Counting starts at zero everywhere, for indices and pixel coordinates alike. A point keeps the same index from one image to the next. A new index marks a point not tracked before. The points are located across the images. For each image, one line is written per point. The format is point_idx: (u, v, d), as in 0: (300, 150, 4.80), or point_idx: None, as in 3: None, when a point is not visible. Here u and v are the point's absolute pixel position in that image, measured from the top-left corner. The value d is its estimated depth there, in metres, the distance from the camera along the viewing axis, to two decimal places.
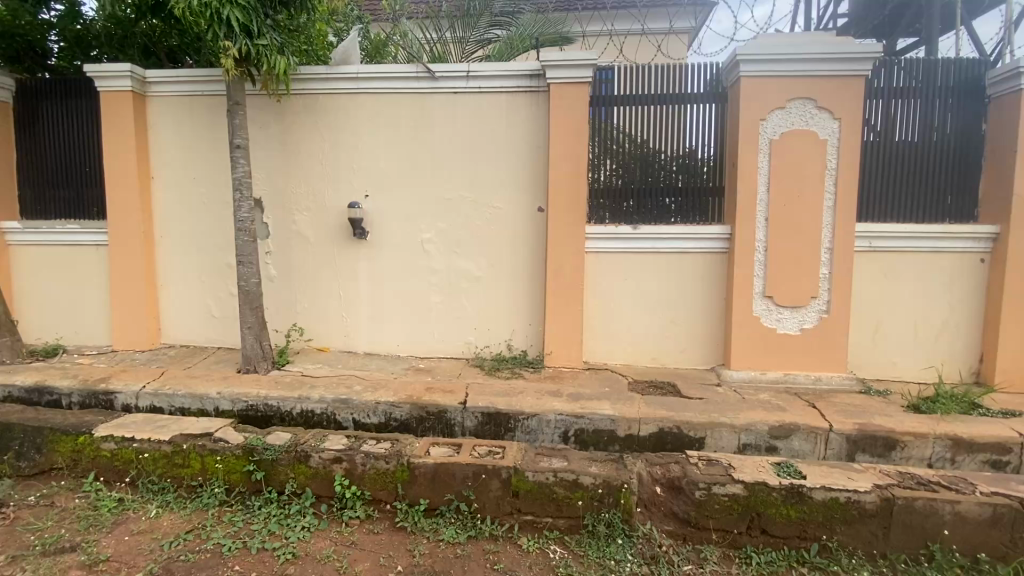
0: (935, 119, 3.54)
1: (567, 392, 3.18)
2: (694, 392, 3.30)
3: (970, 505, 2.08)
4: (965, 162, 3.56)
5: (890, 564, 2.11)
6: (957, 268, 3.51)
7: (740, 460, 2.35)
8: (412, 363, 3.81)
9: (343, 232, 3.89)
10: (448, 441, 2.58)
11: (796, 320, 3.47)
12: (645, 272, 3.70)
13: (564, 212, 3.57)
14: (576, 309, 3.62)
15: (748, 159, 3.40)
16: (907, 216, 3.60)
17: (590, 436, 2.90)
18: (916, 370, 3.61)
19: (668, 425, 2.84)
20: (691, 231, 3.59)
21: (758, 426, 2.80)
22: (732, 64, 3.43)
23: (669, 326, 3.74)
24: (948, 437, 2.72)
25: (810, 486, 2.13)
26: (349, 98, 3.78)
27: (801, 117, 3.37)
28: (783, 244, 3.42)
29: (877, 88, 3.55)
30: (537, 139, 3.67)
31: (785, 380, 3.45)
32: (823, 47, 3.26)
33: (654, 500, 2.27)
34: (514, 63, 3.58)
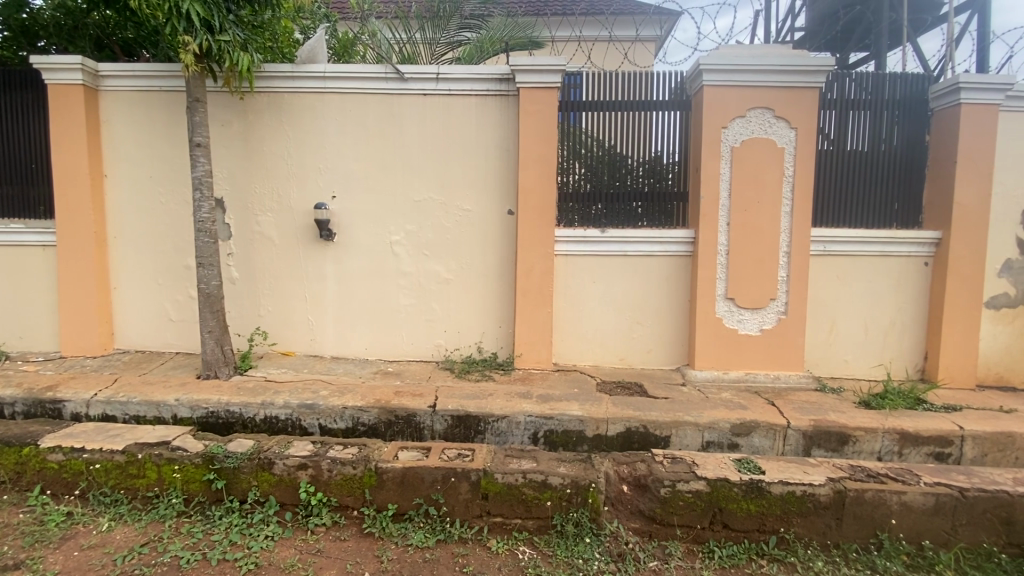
0: (883, 130, 3.74)
1: (537, 394, 3.21)
2: (660, 391, 3.37)
3: (915, 495, 2.20)
4: (910, 170, 3.77)
5: (843, 554, 2.21)
6: (904, 271, 3.71)
7: (703, 457, 2.42)
8: (381, 366, 3.76)
9: (309, 233, 3.81)
10: (416, 445, 2.57)
11: (756, 321, 3.60)
12: (612, 275, 3.77)
13: (533, 215, 3.60)
14: (546, 311, 3.66)
15: (710, 165, 3.51)
16: (859, 221, 3.79)
17: (559, 437, 2.93)
18: (867, 368, 3.79)
19: (635, 425, 2.90)
20: (657, 235, 3.67)
21: (720, 424, 2.90)
22: (695, 73, 3.53)
23: (636, 327, 3.82)
24: (896, 431, 2.88)
25: (768, 481, 2.22)
26: (315, 98, 3.71)
27: (760, 125, 3.50)
28: (744, 248, 3.55)
29: (831, 99, 3.73)
30: (506, 143, 3.69)
31: (746, 379, 3.57)
32: (780, 59, 3.40)
33: (621, 498, 2.31)
34: (483, 67, 3.59)
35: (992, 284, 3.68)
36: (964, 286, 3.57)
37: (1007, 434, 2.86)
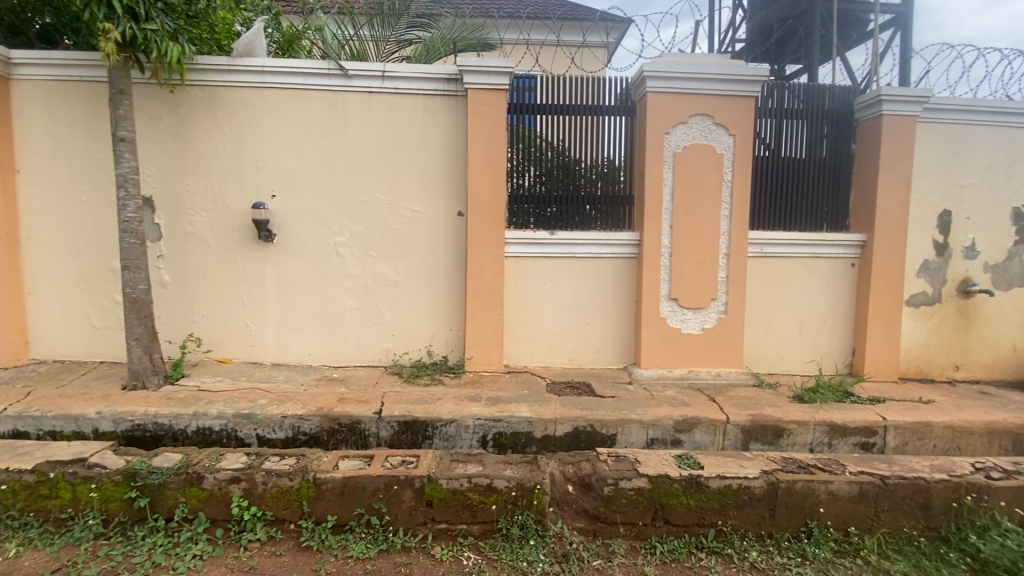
0: (814, 139, 3.95)
1: (486, 397, 3.18)
2: (607, 390, 3.42)
3: (842, 484, 2.32)
4: (839, 177, 4.00)
5: (777, 543, 2.30)
6: (834, 272, 3.92)
7: (645, 455, 2.47)
8: (325, 372, 3.63)
9: (248, 235, 3.64)
10: (359, 453, 2.49)
11: (699, 320, 3.72)
12: (561, 276, 3.80)
13: (482, 216, 3.57)
14: (496, 313, 3.64)
15: (654, 170, 3.60)
16: (793, 224, 3.98)
17: (507, 439, 2.92)
18: (801, 364, 3.99)
19: (582, 424, 2.92)
20: (604, 238, 3.73)
21: (663, 421, 2.97)
22: (639, 79, 3.61)
23: (585, 328, 3.86)
24: (826, 423, 3.03)
25: (706, 476, 2.28)
26: (253, 93, 3.56)
27: (701, 131, 3.62)
28: (686, 250, 3.66)
29: (767, 108, 3.90)
30: (455, 143, 3.66)
31: (690, 377, 3.68)
32: (719, 69, 3.54)
33: (566, 498, 2.32)
34: (431, 66, 3.54)
35: (912, 283, 3.95)
36: (886, 285, 3.81)
37: (924, 423, 3.07)
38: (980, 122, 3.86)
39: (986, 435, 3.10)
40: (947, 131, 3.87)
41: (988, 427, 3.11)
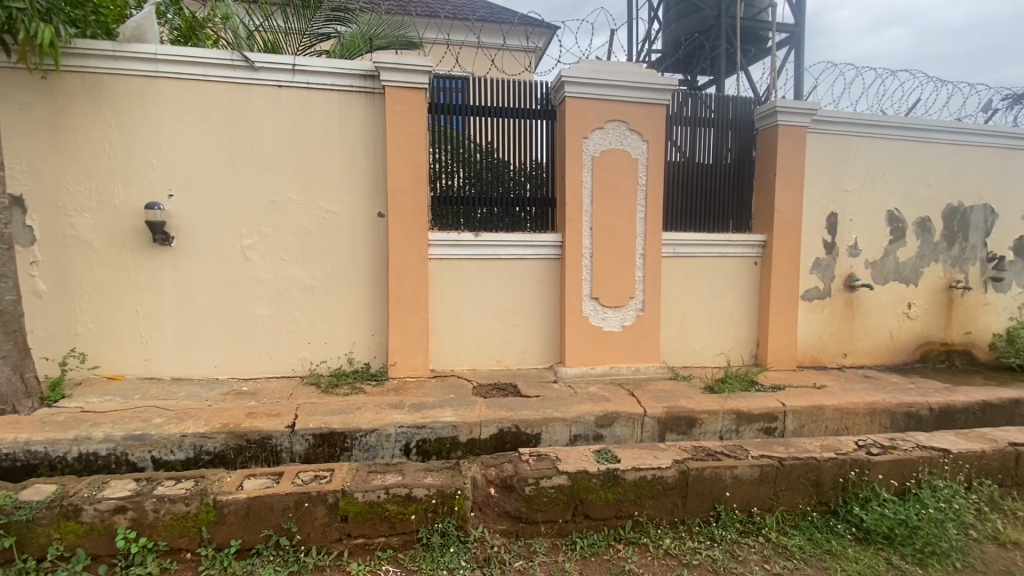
0: (720, 146, 4.22)
1: (409, 403, 3.10)
2: (532, 390, 3.44)
3: (745, 468, 2.48)
4: (742, 181, 4.30)
5: (689, 528, 2.41)
6: (740, 270, 4.21)
7: (566, 452, 2.50)
8: (234, 386, 3.38)
9: (141, 238, 3.32)
10: (267, 471, 2.33)
11: (619, 318, 3.86)
12: (486, 278, 3.79)
13: (403, 218, 3.48)
14: (420, 317, 3.56)
15: (574, 173, 3.69)
16: (703, 226, 4.23)
17: (431, 446, 2.86)
18: (713, 356, 4.24)
19: (507, 425, 2.92)
20: (527, 239, 3.77)
21: (585, 417, 3.03)
22: (558, 84, 3.68)
23: (511, 329, 3.87)
24: (733, 411, 3.24)
25: (623, 469, 2.35)
26: (145, 83, 3.25)
27: (617, 137, 3.76)
28: (606, 251, 3.78)
29: (678, 116, 4.11)
30: (373, 143, 3.54)
31: (611, 373, 3.80)
32: (633, 77, 3.69)
33: (487, 501, 2.31)
34: (345, 62, 3.41)
35: (806, 279, 4.32)
36: (784, 281, 4.14)
37: (817, 407, 3.37)
38: (859, 134, 4.30)
39: (869, 415, 3.45)
40: (832, 141, 4.27)
41: (870, 407, 3.46)
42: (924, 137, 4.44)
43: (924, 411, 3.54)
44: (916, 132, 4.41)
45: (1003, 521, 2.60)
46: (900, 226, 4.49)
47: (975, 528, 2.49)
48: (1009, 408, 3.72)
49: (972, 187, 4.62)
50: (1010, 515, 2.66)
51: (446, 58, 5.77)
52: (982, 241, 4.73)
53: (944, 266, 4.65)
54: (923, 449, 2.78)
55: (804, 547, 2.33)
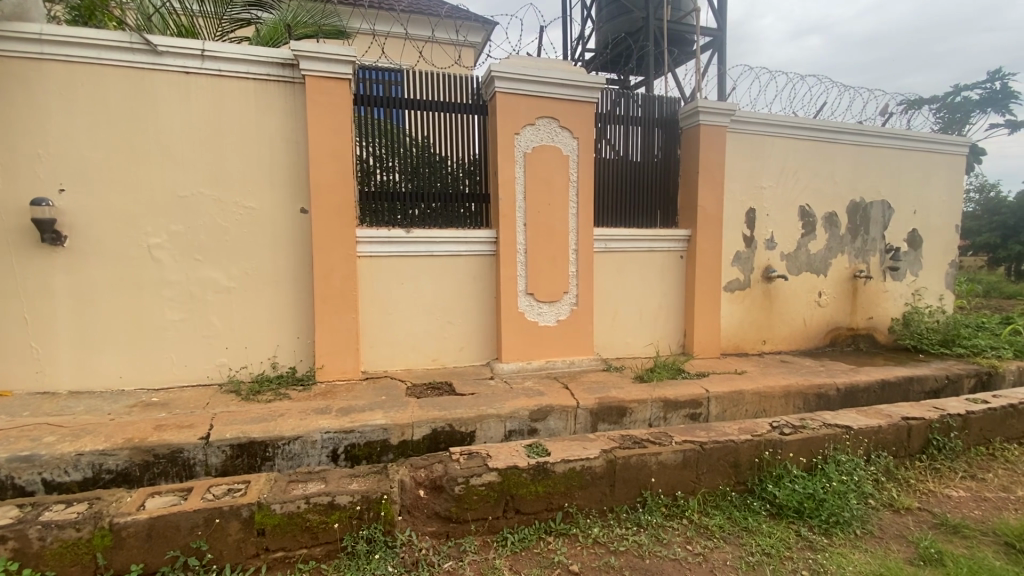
0: (648, 144, 4.35)
1: (337, 407, 2.98)
2: (467, 388, 3.41)
3: (669, 454, 2.58)
4: (668, 178, 4.45)
5: (617, 516, 2.47)
6: (667, 264, 4.39)
7: (497, 448, 2.50)
8: (142, 397, 3.11)
9: (27, 237, 2.99)
10: (174, 487, 2.17)
11: (553, 313, 3.90)
12: (420, 276, 3.71)
13: (328, 215, 3.34)
14: (349, 317, 3.43)
15: (506, 168, 3.67)
16: (633, 221, 4.35)
17: (361, 450, 2.76)
18: (644, 347, 4.39)
19: (441, 425, 2.87)
20: (461, 236, 3.72)
21: (520, 412, 3.04)
22: (488, 79, 3.65)
23: (446, 327, 3.82)
24: (661, 399, 3.37)
25: (552, 462, 2.38)
26: (27, 64, 2.92)
27: (548, 134, 3.78)
28: (539, 246, 3.80)
29: (607, 114, 4.20)
30: (294, 135, 3.37)
31: (547, 367, 3.84)
32: (561, 74, 3.72)
33: (416, 504, 2.25)
34: (260, 49, 3.21)
35: (728, 272, 4.55)
36: (708, 273, 4.35)
37: (738, 392, 3.56)
38: (774, 134, 4.57)
39: (784, 397, 3.69)
40: (750, 141, 4.51)
41: (785, 390, 3.69)
42: (830, 138, 4.79)
43: (832, 391, 3.82)
44: (823, 133, 4.74)
45: (896, 489, 2.86)
46: (811, 220, 4.83)
47: (873, 497, 2.72)
48: (904, 385, 4.10)
49: (872, 184, 5.04)
50: (903, 483, 2.94)
51: (372, 50, 5.58)
52: (881, 234, 5.18)
53: (849, 257, 5.05)
54: (829, 427, 3.00)
55: (723, 526, 2.45)
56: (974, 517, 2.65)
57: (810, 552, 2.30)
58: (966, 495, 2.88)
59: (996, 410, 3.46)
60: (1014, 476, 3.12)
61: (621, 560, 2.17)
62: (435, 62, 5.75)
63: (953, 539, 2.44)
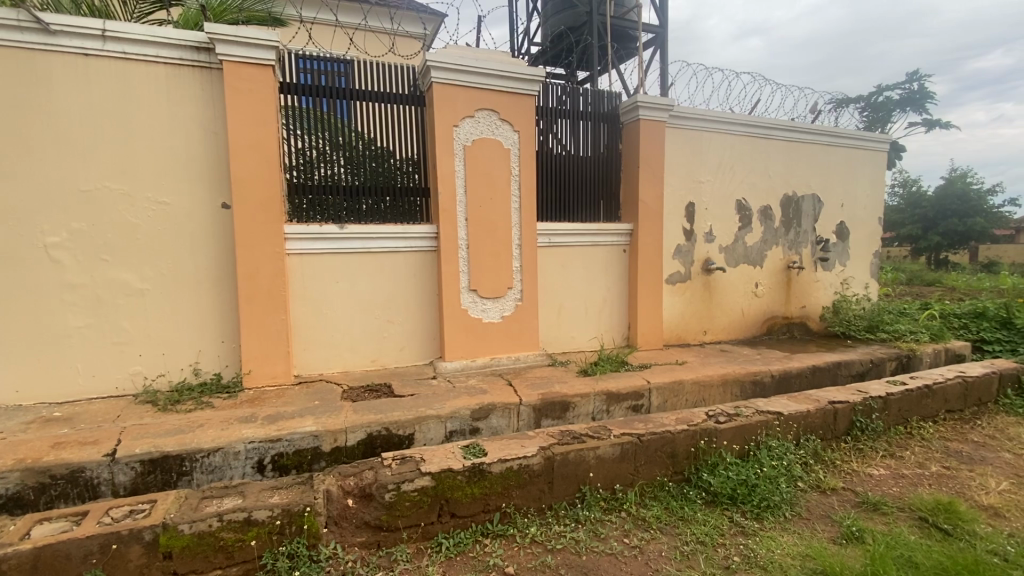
0: (591, 138, 4.35)
1: (264, 415, 2.80)
2: (407, 389, 3.29)
3: (607, 448, 2.58)
4: (611, 172, 4.47)
5: (556, 513, 2.45)
6: (610, 257, 4.42)
7: (432, 451, 2.41)
8: (43, 413, 2.83)
9: None
10: (70, 511, 1.97)
11: (498, 309, 3.84)
12: (356, 274, 3.56)
13: (253, 210, 3.14)
14: (279, 319, 3.25)
15: (446, 161, 3.57)
16: (577, 215, 4.35)
17: (290, 459, 2.61)
18: (589, 341, 4.42)
19: (377, 429, 2.75)
20: (400, 231, 3.59)
21: (461, 412, 2.97)
22: (424, 69, 3.52)
23: (387, 326, 3.68)
24: (604, 393, 3.39)
25: (488, 462, 2.32)
26: None
27: (487, 126, 3.71)
28: (481, 241, 3.73)
29: (549, 107, 4.16)
30: (213, 125, 3.15)
31: (492, 364, 3.77)
32: (500, 66, 3.65)
33: (344, 514, 2.13)
34: (172, 31, 2.97)
35: (670, 265, 4.64)
36: (650, 266, 4.42)
37: (678, 382, 3.63)
38: (711, 129, 4.68)
39: (721, 386, 3.79)
40: (689, 136, 4.60)
41: (722, 379, 3.80)
42: (764, 134, 4.95)
43: (766, 378, 3.96)
44: (757, 130, 4.90)
45: (823, 470, 2.98)
46: (747, 213, 4.99)
47: (802, 479, 2.83)
48: (833, 370, 4.30)
49: (803, 179, 5.26)
50: (829, 464, 3.07)
51: (298, 36, 5.30)
52: (812, 226, 5.42)
53: (783, 248, 5.25)
54: (762, 414, 3.09)
55: (660, 516, 2.47)
56: (893, 494, 2.80)
57: (742, 537, 2.35)
58: (886, 473, 3.03)
59: (914, 391, 3.68)
60: (929, 452, 3.33)
61: (558, 559, 2.14)
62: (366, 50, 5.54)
63: (873, 516, 2.56)
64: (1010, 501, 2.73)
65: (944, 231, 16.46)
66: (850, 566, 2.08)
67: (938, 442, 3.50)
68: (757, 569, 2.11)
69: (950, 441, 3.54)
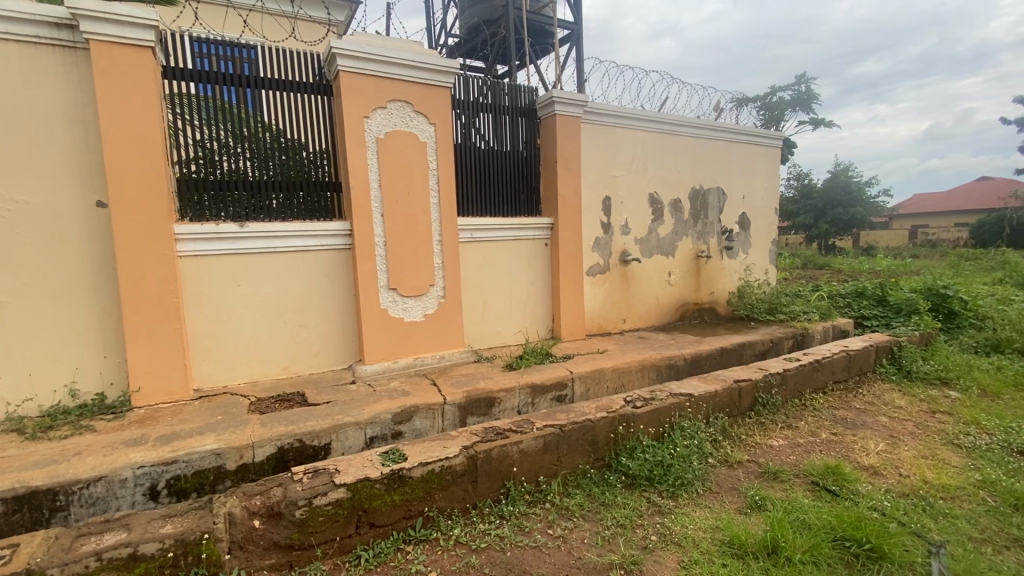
0: (510, 131, 4.34)
1: (157, 435, 2.54)
2: (322, 396, 3.11)
3: (529, 442, 2.60)
4: (530, 166, 4.49)
5: (480, 511, 2.43)
6: (532, 251, 4.46)
7: (348, 460, 2.30)
8: None
9: None
10: None
11: (419, 307, 3.73)
12: (262, 276, 3.32)
13: (133, 207, 2.81)
14: (172, 328, 2.96)
15: (357, 154, 3.40)
16: (498, 210, 4.33)
17: (189, 482, 2.38)
18: (514, 335, 4.44)
19: (288, 441, 2.58)
20: (309, 229, 3.38)
21: (381, 416, 2.86)
22: (329, 56, 3.31)
23: (298, 331, 3.47)
24: (528, 386, 3.42)
25: (408, 467, 2.25)
26: None
27: (401, 118, 3.58)
28: (399, 238, 3.60)
29: (466, 100, 4.09)
30: (83, 114, 2.80)
31: (415, 365, 3.68)
32: (411, 56, 3.53)
33: (251, 537, 1.98)
34: (23, 4, 2.58)
35: (590, 257, 4.76)
36: (570, 259, 4.53)
37: (599, 370, 3.74)
38: (625, 125, 4.84)
39: (639, 371, 3.96)
40: (604, 131, 4.73)
41: (640, 364, 3.96)
42: (673, 131, 5.21)
43: (680, 361, 4.19)
44: (667, 125, 5.14)
45: (730, 445, 3.20)
46: (659, 206, 5.23)
47: (712, 455, 3.01)
48: (739, 350, 4.64)
49: (709, 173, 5.60)
50: (735, 439, 3.30)
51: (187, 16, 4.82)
52: (717, 218, 5.79)
53: (693, 238, 5.57)
54: (675, 396, 3.25)
55: (583, 504, 2.53)
56: (790, 462, 3.06)
57: (659, 516, 2.46)
58: (785, 443, 3.31)
59: (806, 366, 4.05)
60: (819, 421, 3.68)
61: (482, 558, 2.11)
62: (266, 35, 5.17)
63: (773, 484, 2.78)
64: (885, 460, 3.08)
65: (831, 219, 18.35)
66: (753, 534, 2.23)
67: (827, 411, 3.88)
68: (672, 546, 2.21)
69: (838, 409, 3.93)
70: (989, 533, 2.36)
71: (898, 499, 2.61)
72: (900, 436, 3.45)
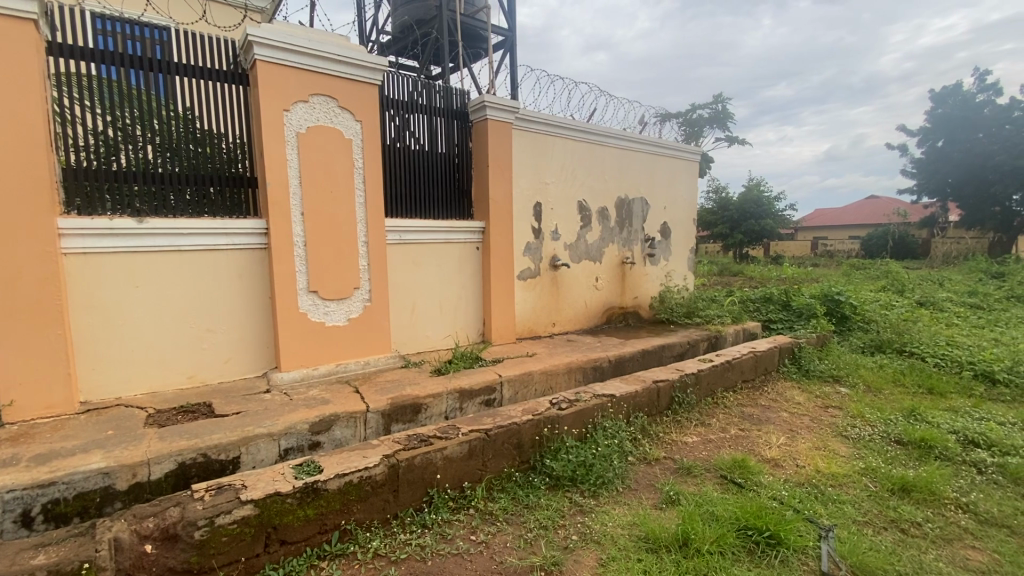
0: (440, 133, 4.29)
1: (31, 455, 2.25)
2: (232, 406, 2.91)
3: (453, 447, 2.57)
4: (461, 169, 4.47)
5: (401, 521, 2.38)
6: (462, 255, 4.44)
7: (258, 474, 2.16)
8: None
9: None
10: None
11: (342, 311, 3.59)
12: (165, 276, 3.06)
13: (7, 197, 2.49)
14: (54, 333, 2.64)
15: (275, 149, 3.22)
16: (428, 212, 4.26)
17: (70, 506, 2.13)
18: (443, 339, 4.39)
19: (191, 456, 2.38)
20: (221, 227, 3.16)
21: (297, 427, 2.72)
22: (246, 45, 3.12)
23: (206, 337, 3.22)
24: (455, 390, 3.39)
25: (323, 480, 2.15)
26: None
27: (324, 113, 3.43)
28: (322, 238, 3.45)
29: (396, 100, 4.00)
30: None
31: (337, 371, 3.52)
32: (336, 50, 3.40)
33: (141, 563, 1.80)
34: None
35: (521, 261, 4.81)
36: (499, 263, 4.55)
37: (527, 373, 3.78)
38: (555, 133, 4.95)
39: (566, 374, 4.04)
40: (535, 138, 4.80)
41: (567, 367, 4.06)
42: (600, 141, 5.39)
43: (604, 363, 4.33)
44: (594, 136, 5.31)
45: (649, 443, 3.35)
46: (587, 213, 5.39)
47: (631, 453, 3.14)
48: (660, 352, 4.88)
49: (633, 182, 5.86)
50: (654, 437, 3.46)
51: None
52: (641, 226, 6.06)
53: (619, 245, 5.80)
54: (598, 397, 3.36)
55: (507, 507, 2.54)
56: (702, 457, 3.25)
57: (581, 515, 2.52)
58: (698, 440, 3.52)
59: (718, 366, 4.33)
60: (729, 418, 3.94)
61: (401, 569, 2.06)
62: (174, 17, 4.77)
63: (687, 479, 2.95)
64: (785, 452, 3.35)
65: (745, 230, 19.85)
66: (667, 528, 2.34)
67: (736, 408, 4.17)
68: (591, 544, 2.27)
69: (745, 406, 4.24)
70: (870, 515, 2.63)
71: (795, 488, 2.85)
72: (797, 430, 3.77)
